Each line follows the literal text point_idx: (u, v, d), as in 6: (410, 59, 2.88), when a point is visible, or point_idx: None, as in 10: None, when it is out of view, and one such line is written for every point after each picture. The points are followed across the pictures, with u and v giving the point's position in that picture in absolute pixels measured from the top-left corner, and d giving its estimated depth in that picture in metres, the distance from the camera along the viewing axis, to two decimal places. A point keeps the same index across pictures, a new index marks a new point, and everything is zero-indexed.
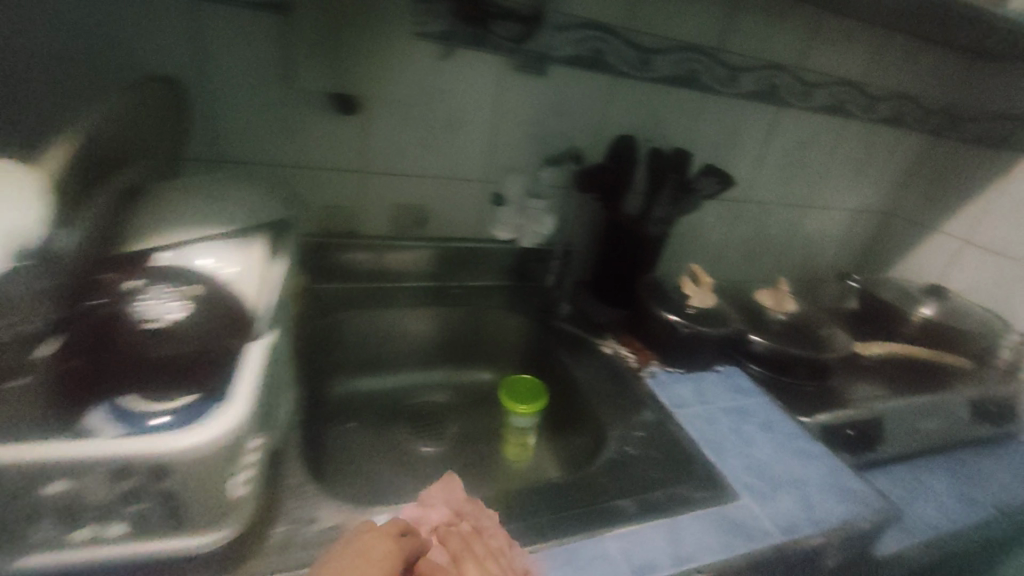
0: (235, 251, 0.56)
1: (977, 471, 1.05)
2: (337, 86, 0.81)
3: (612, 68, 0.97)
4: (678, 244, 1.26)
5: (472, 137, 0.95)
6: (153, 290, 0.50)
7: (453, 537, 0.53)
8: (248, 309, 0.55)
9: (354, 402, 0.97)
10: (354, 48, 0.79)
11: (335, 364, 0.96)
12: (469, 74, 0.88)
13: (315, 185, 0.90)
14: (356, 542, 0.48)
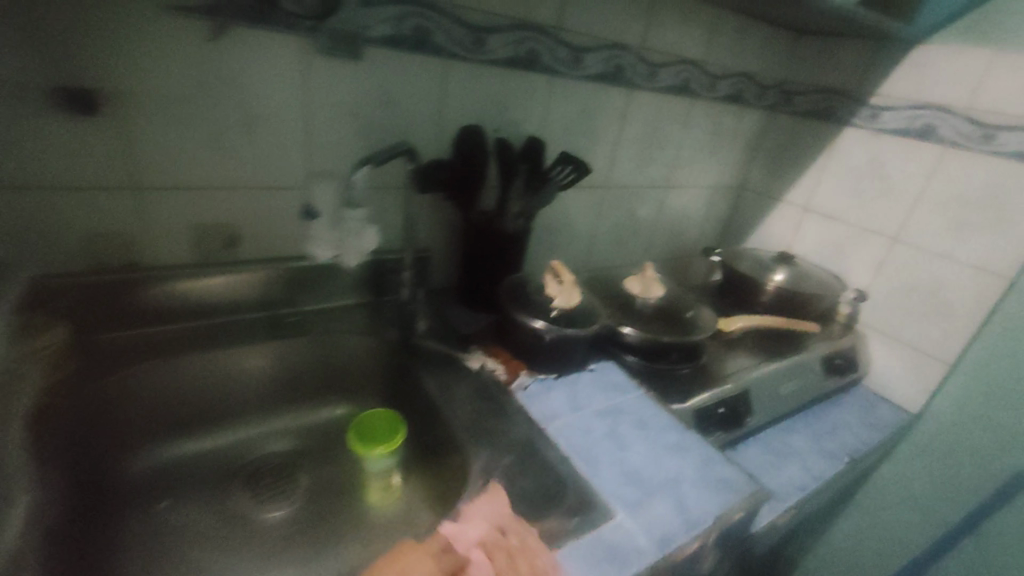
0: None
1: (831, 424, 1.13)
2: (55, 82, 0.62)
3: (441, 48, 0.86)
4: (546, 237, 1.20)
5: (281, 136, 0.79)
6: None
7: (500, 556, 0.55)
8: None
9: (165, 475, 0.77)
10: (71, 30, 0.60)
11: (128, 435, 0.75)
12: (255, 60, 0.72)
13: (59, 212, 0.68)
14: (403, 556, 0.54)
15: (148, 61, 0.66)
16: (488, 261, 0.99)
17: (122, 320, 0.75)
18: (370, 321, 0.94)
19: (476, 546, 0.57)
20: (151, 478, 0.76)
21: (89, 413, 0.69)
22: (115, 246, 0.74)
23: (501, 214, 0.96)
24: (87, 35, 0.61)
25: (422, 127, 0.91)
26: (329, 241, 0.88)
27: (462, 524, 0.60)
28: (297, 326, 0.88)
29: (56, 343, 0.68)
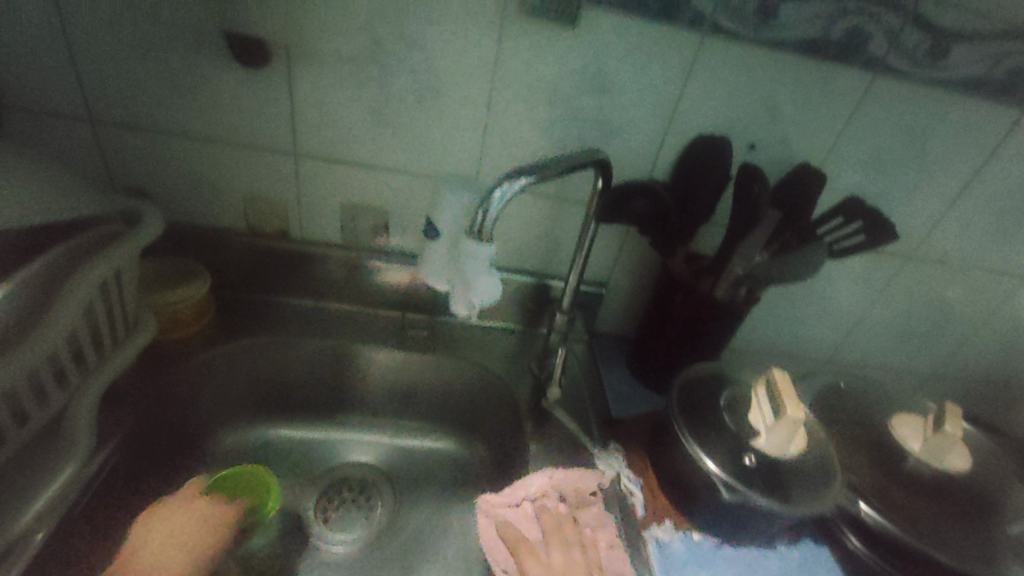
0: None
1: None
2: (225, 28, 0.56)
3: (698, 17, 0.58)
4: (779, 306, 0.82)
5: (459, 119, 0.63)
6: None
7: (559, 528, 0.58)
8: None
9: (252, 456, 0.72)
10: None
11: (226, 408, 0.71)
12: (440, 15, 0.56)
13: (228, 167, 0.66)
14: (181, 511, 0.58)
15: (325, 14, 0.56)
16: (680, 333, 0.69)
17: (260, 287, 0.75)
18: (503, 358, 0.77)
19: (560, 503, 0.61)
20: (238, 456, 0.71)
21: (186, 378, 0.65)
22: (266, 213, 0.70)
23: (718, 273, 0.65)
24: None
25: (638, 127, 0.65)
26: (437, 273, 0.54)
27: (520, 479, 0.63)
28: (428, 338, 0.76)
29: (194, 298, 0.67)
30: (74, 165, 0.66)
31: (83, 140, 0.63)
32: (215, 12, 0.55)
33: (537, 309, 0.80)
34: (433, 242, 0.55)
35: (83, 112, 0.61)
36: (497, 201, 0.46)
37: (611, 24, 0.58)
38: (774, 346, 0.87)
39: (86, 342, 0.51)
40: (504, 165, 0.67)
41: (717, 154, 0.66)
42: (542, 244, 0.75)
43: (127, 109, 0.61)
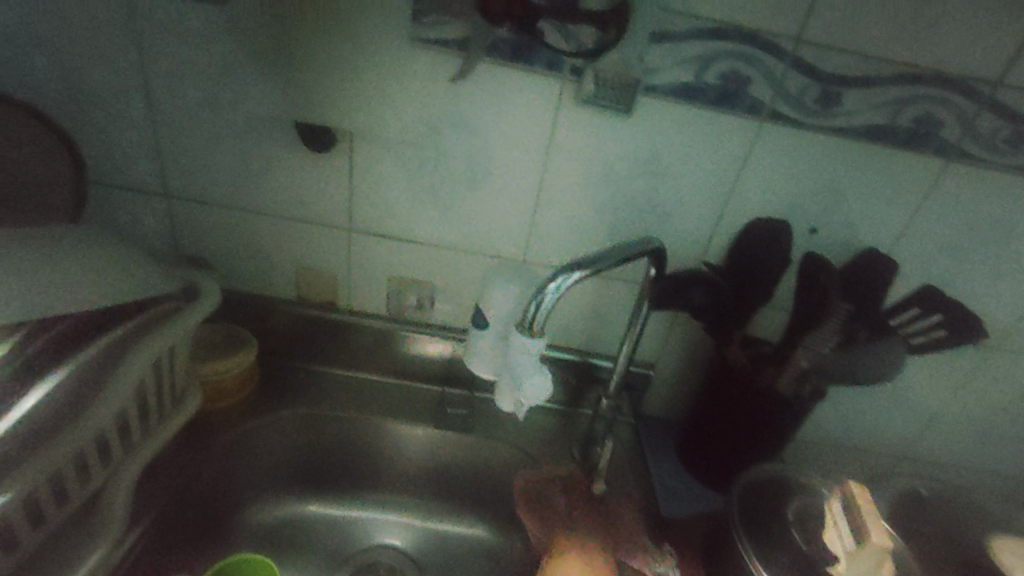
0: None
1: None
2: (295, 115, 0.59)
3: (756, 103, 0.57)
4: (846, 397, 0.75)
5: (508, 200, 0.63)
6: None
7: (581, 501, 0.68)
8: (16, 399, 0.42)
9: (283, 533, 0.70)
10: (317, 55, 0.56)
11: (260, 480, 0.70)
12: (497, 103, 0.58)
13: (283, 240, 0.68)
14: None
15: (388, 102, 0.58)
16: (738, 426, 0.64)
17: (302, 356, 0.75)
18: (543, 441, 0.74)
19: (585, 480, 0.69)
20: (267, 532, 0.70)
21: (224, 449, 0.65)
22: (317, 284, 0.72)
23: (780, 365, 0.60)
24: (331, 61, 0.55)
25: (692, 208, 0.63)
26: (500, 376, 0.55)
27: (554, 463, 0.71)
28: (467, 416, 0.74)
29: (240, 368, 0.68)
30: (141, 237, 0.68)
31: (154, 213, 0.66)
32: (287, 99, 0.58)
33: (581, 389, 0.76)
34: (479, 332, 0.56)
35: (157, 188, 0.64)
36: (551, 293, 0.48)
37: (666, 111, 0.57)
38: (840, 440, 0.79)
39: (133, 418, 0.52)
40: (554, 244, 0.66)
41: (778, 242, 0.62)
42: (587, 322, 0.73)
43: (197, 186, 0.64)
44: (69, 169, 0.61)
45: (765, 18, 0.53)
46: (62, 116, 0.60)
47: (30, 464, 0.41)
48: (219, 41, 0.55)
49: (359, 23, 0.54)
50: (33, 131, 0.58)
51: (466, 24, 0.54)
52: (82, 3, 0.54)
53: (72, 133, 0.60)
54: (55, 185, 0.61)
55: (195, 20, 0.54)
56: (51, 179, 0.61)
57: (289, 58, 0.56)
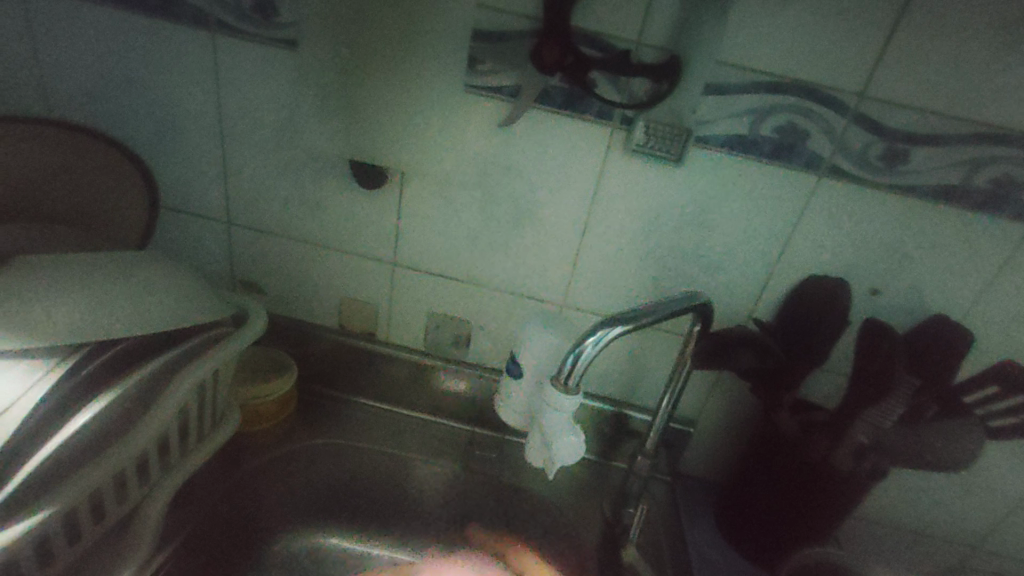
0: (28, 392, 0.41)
1: None
2: (351, 153, 0.61)
3: (815, 158, 0.55)
4: (910, 475, 0.68)
5: (551, 245, 0.63)
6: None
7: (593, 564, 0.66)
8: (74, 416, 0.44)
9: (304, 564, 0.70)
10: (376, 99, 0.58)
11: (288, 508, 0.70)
12: (546, 149, 0.58)
13: (330, 270, 0.70)
14: None
15: (439, 145, 0.60)
16: (786, 500, 0.59)
17: (338, 384, 0.76)
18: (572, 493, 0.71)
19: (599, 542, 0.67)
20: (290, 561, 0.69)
21: (257, 474, 0.66)
22: (358, 314, 0.73)
23: (836, 438, 0.55)
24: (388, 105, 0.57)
25: (742, 262, 0.61)
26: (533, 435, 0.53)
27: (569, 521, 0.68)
28: (496, 460, 0.72)
29: (280, 394, 0.69)
30: (201, 261, 0.71)
31: (214, 239, 0.70)
32: (345, 139, 0.61)
33: (615, 440, 0.73)
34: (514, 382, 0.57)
35: (220, 215, 0.68)
36: (590, 347, 0.47)
37: (718, 163, 0.56)
38: (902, 523, 0.71)
39: (173, 439, 0.54)
40: (595, 291, 0.65)
41: (838, 303, 0.57)
42: (625, 372, 0.70)
43: (255, 215, 0.67)
44: (146, 202, 0.66)
45: (825, 73, 0.51)
46: (145, 148, 0.65)
47: (73, 480, 0.43)
48: (288, 84, 0.59)
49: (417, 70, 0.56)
50: (110, 162, 0.63)
51: (519, 73, 0.55)
52: (172, 47, 0.59)
53: (151, 162, 0.65)
54: (131, 215, 0.66)
55: (268, 65, 0.58)
56: (127, 210, 0.66)
57: (350, 101, 0.58)
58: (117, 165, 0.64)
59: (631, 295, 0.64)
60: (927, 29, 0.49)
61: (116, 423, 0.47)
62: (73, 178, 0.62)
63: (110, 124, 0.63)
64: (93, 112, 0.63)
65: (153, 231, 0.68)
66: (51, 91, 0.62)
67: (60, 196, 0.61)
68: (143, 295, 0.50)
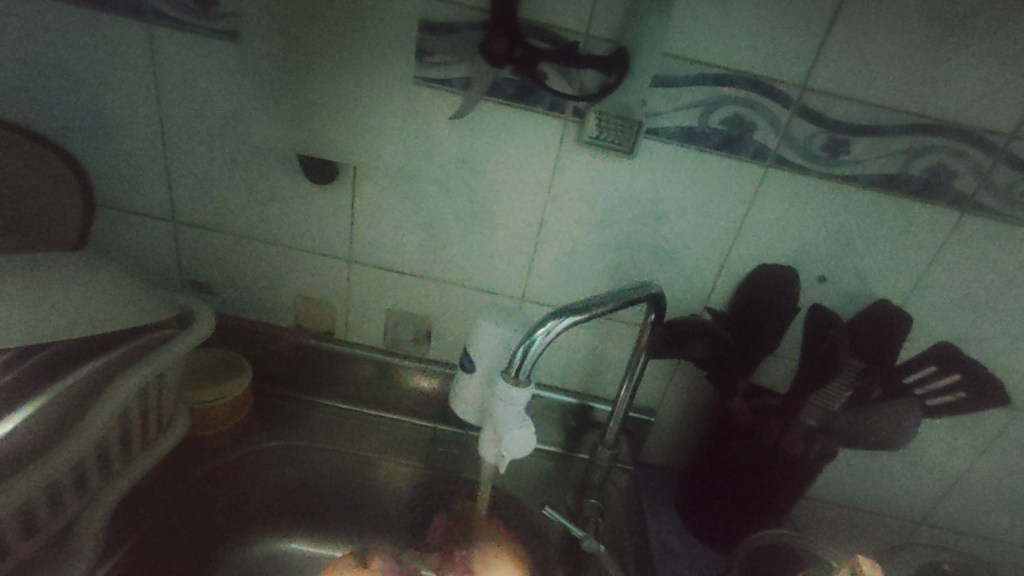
0: None
1: None
2: (298, 147, 0.60)
3: (761, 149, 0.56)
4: (858, 456, 0.70)
5: (507, 238, 0.63)
6: None
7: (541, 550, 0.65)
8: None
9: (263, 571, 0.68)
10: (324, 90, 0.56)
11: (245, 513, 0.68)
12: (499, 142, 0.58)
13: (282, 268, 0.68)
14: None
15: (390, 136, 0.59)
16: (742, 484, 0.61)
17: (296, 385, 0.74)
18: (535, 486, 0.71)
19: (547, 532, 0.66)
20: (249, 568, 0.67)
21: (210, 478, 0.64)
22: (314, 313, 0.71)
23: (786, 423, 0.57)
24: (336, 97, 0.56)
25: (696, 252, 0.62)
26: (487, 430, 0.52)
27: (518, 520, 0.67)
28: (459, 456, 0.71)
29: (233, 397, 0.67)
30: (145, 261, 0.68)
31: (159, 238, 0.67)
32: (292, 133, 0.59)
33: (577, 432, 0.73)
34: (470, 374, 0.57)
35: (164, 213, 0.65)
36: (541, 337, 0.47)
37: (668, 154, 0.57)
38: (852, 501, 0.74)
39: (114, 446, 0.51)
40: (553, 284, 0.65)
41: (785, 290, 0.59)
42: (586, 364, 0.71)
43: (201, 212, 0.65)
44: (79, 191, 0.63)
45: (769, 66, 0.53)
46: (78, 142, 0.61)
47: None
48: (230, 74, 0.57)
49: (364, 61, 0.55)
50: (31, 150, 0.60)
51: (469, 65, 0.54)
52: (103, 36, 0.56)
53: (86, 157, 0.62)
54: (66, 219, 0.64)
55: (208, 55, 0.56)
56: (61, 213, 0.63)
57: (296, 93, 0.57)
58: (49, 168, 0.61)
59: (589, 287, 0.65)
60: (863, 21, 0.50)
61: (48, 431, 0.44)
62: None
63: (37, 116, 0.60)
64: (17, 103, 0.59)
65: (93, 218, 0.65)
66: None
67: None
68: (77, 295, 0.47)
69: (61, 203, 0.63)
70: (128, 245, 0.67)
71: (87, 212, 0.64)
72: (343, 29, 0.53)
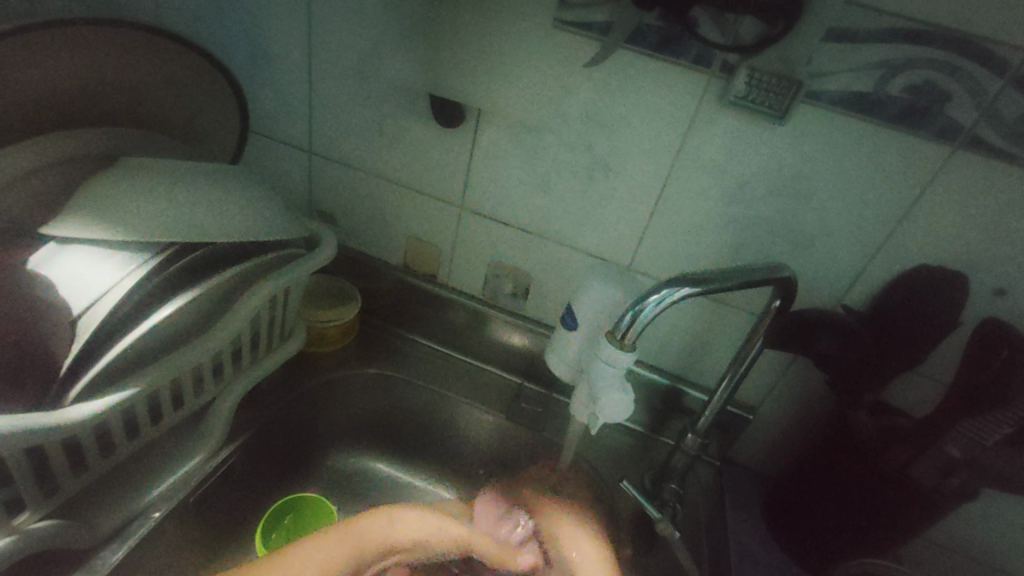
0: (111, 269, 0.46)
1: None
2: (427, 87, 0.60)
3: (952, 125, 0.47)
4: (1002, 504, 0.60)
5: (625, 200, 0.59)
6: (93, 271, 0.46)
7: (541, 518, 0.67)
8: (155, 305, 0.47)
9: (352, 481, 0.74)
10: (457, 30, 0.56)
11: (344, 427, 0.75)
12: (631, 97, 0.54)
13: (398, 207, 0.71)
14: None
15: (518, 81, 0.57)
16: (846, 504, 0.54)
17: (398, 320, 0.79)
18: (610, 460, 0.69)
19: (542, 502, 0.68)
20: (342, 476, 0.74)
21: (318, 389, 0.70)
22: (421, 254, 0.74)
23: (919, 449, 0.49)
24: (471, 38, 0.55)
25: (839, 240, 0.54)
26: (582, 392, 0.52)
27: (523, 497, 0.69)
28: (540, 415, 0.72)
29: (344, 320, 0.72)
30: (286, 186, 0.75)
31: (298, 167, 0.73)
32: (424, 70, 0.59)
33: (664, 415, 0.70)
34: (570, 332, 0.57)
35: (304, 144, 0.70)
36: (652, 304, 0.45)
37: (829, 123, 0.49)
38: (972, 550, 0.64)
39: (245, 346, 0.58)
40: (663, 256, 0.61)
41: (949, 292, 0.51)
42: (686, 347, 0.66)
43: (336, 146, 0.69)
44: (236, 119, 0.67)
45: (985, 21, 0.43)
46: (242, 71, 0.67)
47: (157, 366, 0.47)
48: (374, 10, 0.58)
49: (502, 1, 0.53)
50: (209, 82, 0.62)
51: (613, 7, 0.50)
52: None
53: (247, 86, 0.68)
54: (221, 134, 0.67)
55: None
56: (219, 128, 0.67)
57: (432, 29, 0.57)
58: (219, 93, 0.64)
59: (704, 264, 0.60)
60: None
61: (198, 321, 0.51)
62: (172, 91, 0.60)
63: (212, 45, 0.67)
64: (198, 32, 0.66)
65: (242, 145, 0.70)
66: (164, 9, 0.66)
67: (161, 108, 0.60)
68: (226, 206, 0.52)
69: (216, 124, 0.66)
70: (271, 170, 0.74)
71: (240, 130, 0.68)
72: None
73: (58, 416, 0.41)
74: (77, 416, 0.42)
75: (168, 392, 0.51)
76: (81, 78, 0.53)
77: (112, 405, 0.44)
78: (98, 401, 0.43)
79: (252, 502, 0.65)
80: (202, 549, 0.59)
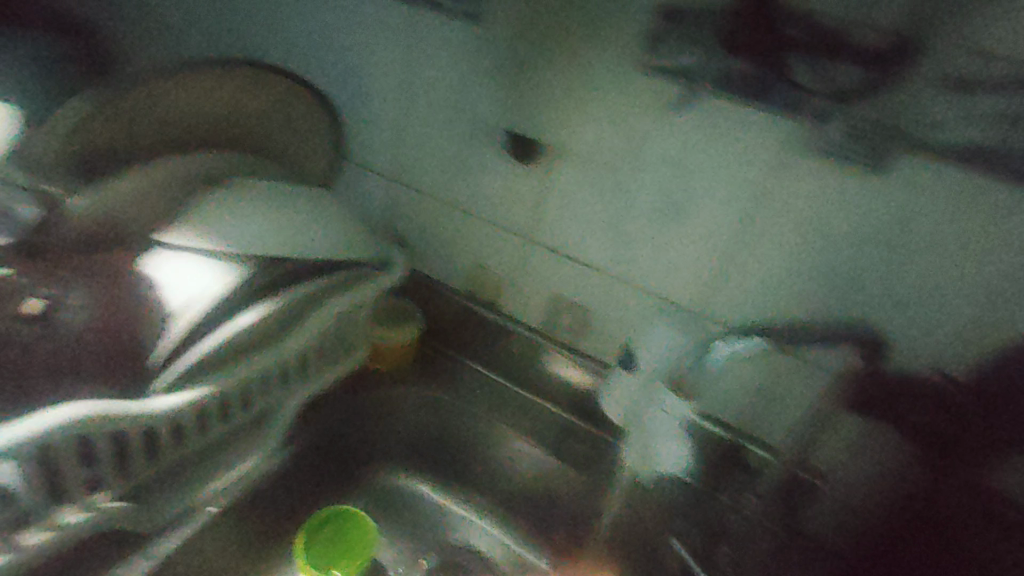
0: (211, 279, 0.50)
1: None
2: (508, 123, 0.63)
3: None
4: None
5: (697, 242, 0.58)
6: (196, 279, 0.50)
7: None
8: (239, 309, 0.51)
9: (393, 499, 0.75)
10: (544, 68, 0.58)
11: (390, 444, 0.75)
12: (711, 138, 0.53)
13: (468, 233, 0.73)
14: None
15: (598, 117, 0.58)
16: None
17: (452, 341, 0.79)
18: None
19: None
20: (384, 493, 0.75)
21: (370, 403, 0.72)
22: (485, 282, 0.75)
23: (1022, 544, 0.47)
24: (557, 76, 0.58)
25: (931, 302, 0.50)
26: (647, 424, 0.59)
27: None
28: (588, 454, 0.70)
29: (403, 338, 0.74)
30: (363, 205, 0.79)
31: (375, 188, 0.77)
32: (507, 107, 0.62)
33: None
34: (628, 373, 0.62)
35: (387, 170, 0.74)
36: None
37: (924, 176, 0.47)
38: None
39: (314, 357, 0.60)
40: (732, 303, 0.59)
41: None
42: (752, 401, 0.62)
43: (414, 171, 0.73)
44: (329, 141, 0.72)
45: None
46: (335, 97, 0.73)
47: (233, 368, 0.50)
48: (468, 48, 0.62)
49: (587, 46, 0.55)
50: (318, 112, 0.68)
51: (701, 51, 0.51)
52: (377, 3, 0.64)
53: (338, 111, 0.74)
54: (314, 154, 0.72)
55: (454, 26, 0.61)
56: (313, 162, 0.72)
57: (521, 65, 0.59)
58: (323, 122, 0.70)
59: (779, 315, 0.57)
60: None
61: (278, 329, 0.54)
62: (281, 115, 0.65)
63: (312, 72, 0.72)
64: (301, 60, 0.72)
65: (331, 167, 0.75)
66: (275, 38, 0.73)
67: (269, 142, 0.66)
68: (313, 225, 0.57)
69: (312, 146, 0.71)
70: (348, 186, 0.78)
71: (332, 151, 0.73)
72: (577, 13, 0.55)
73: (138, 406, 0.45)
74: (154, 407, 0.46)
75: (233, 394, 0.52)
76: (212, 99, 0.58)
77: (186, 401, 0.47)
78: (174, 396, 0.47)
79: (297, 507, 0.67)
80: (247, 546, 0.62)
